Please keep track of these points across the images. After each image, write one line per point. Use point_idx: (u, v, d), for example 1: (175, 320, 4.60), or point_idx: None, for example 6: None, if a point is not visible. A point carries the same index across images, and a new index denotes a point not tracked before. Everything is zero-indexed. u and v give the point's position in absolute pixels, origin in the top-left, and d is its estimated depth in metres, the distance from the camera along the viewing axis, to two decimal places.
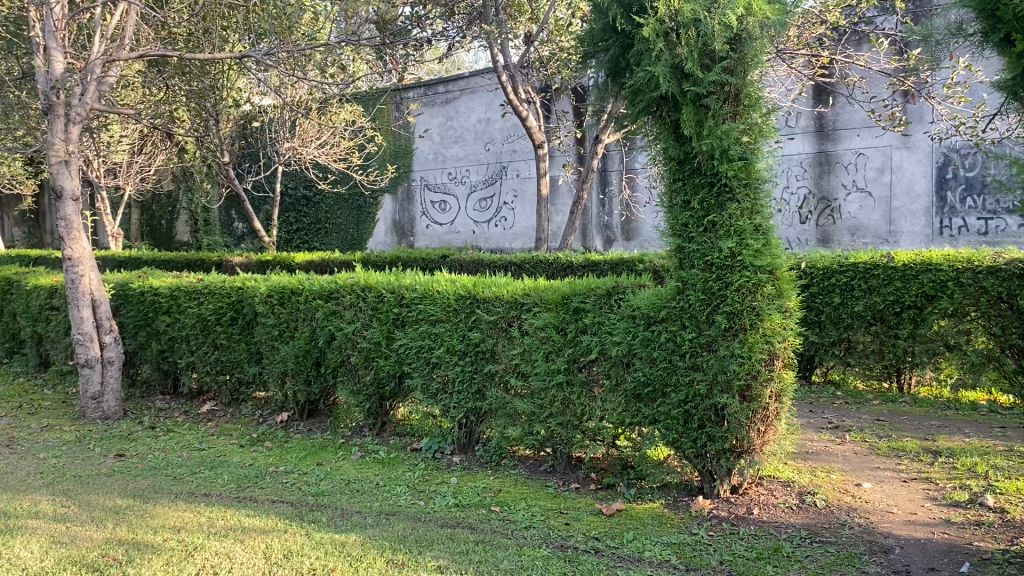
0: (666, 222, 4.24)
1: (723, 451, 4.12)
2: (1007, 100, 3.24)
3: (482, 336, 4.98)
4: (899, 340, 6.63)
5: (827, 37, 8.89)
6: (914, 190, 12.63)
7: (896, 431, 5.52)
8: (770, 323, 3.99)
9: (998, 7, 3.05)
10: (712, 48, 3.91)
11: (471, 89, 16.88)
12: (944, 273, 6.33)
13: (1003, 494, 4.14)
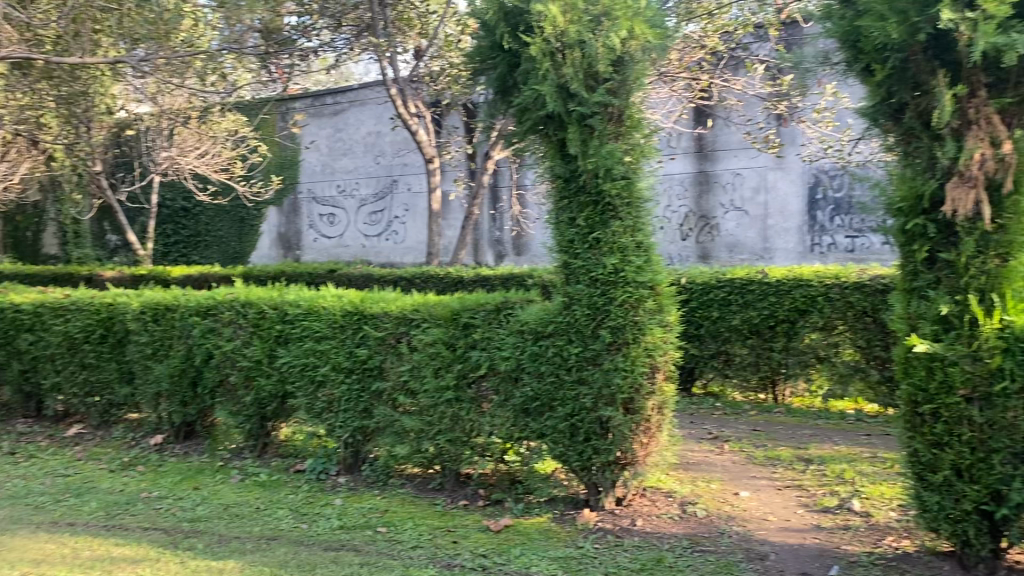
0: (552, 238, 4.29)
1: (608, 464, 4.19)
2: (869, 126, 3.45)
3: (369, 353, 4.89)
4: (773, 352, 6.90)
5: (707, 62, 9.23)
6: (787, 209, 13.27)
7: (771, 441, 5.75)
8: (652, 337, 4.10)
9: (859, 40, 3.25)
10: (596, 70, 3.98)
11: (360, 102, 16.52)
12: (814, 288, 6.69)
13: (869, 498, 4.36)
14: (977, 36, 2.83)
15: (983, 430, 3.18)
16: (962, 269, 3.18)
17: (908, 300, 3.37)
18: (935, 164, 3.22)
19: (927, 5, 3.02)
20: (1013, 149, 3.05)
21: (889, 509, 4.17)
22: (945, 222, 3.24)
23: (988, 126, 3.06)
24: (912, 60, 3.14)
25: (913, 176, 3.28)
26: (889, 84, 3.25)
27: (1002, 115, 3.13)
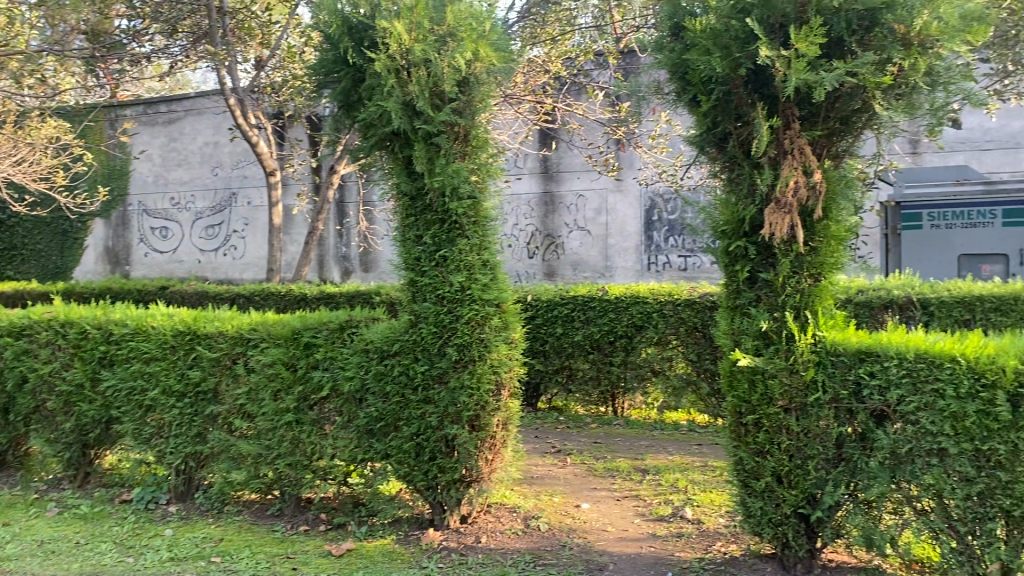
0: (398, 256, 4.27)
1: (452, 482, 4.18)
2: (698, 154, 3.64)
3: (203, 375, 4.67)
4: (614, 367, 7.14)
5: (550, 86, 9.41)
6: (626, 230, 13.94)
7: (611, 453, 5.94)
8: (497, 354, 4.14)
9: (688, 72, 3.43)
10: (442, 89, 3.98)
11: (197, 111, 15.80)
12: (650, 305, 6.96)
13: (700, 506, 4.58)
14: (791, 71, 3.05)
15: (799, 438, 3.44)
16: (780, 288, 3.44)
17: (732, 318, 3.58)
18: (756, 191, 3.44)
19: (748, 42, 3.23)
20: (822, 178, 3.31)
21: (718, 516, 4.40)
22: (764, 245, 3.47)
23: (801, 156, 3.29)
24: (735, 92, 3.35)
25: (736, 201, 3.49)
26: (715, 114, 3.44)
27: (814, 147, 3.38)
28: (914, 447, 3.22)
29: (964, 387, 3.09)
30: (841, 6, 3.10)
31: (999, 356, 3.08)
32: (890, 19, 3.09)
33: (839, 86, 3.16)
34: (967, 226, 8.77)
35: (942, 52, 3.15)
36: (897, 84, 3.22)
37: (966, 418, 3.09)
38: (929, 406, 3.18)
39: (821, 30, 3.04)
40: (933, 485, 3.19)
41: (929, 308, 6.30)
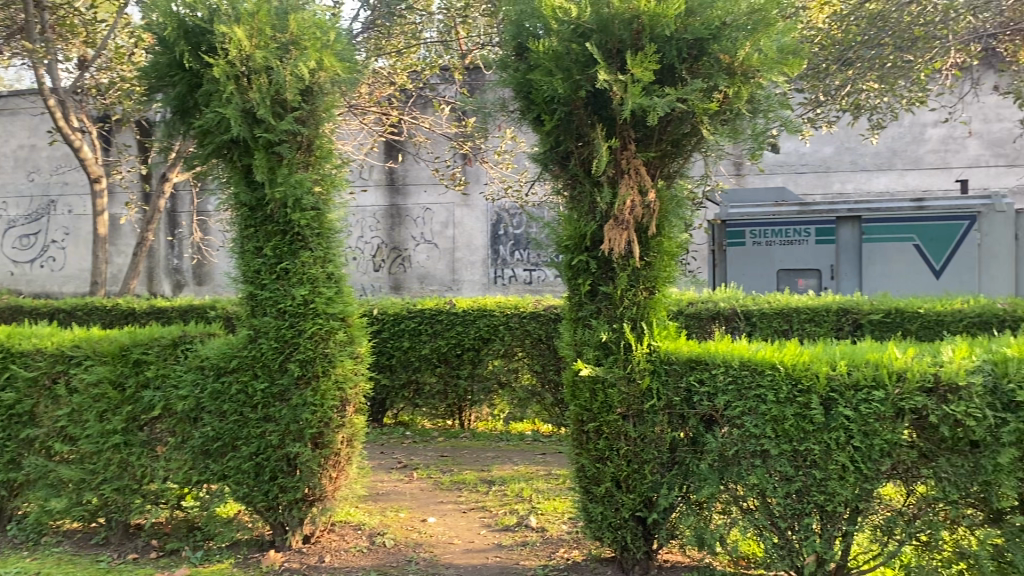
0: (237, 268, 4.11)
1: (295, 502, 4.07)
2: (541, 171, 3.74)
3: (18, 396, 4.32)
4: (460, 379, 7.18)
5: (396, 98, 9.42)
6: (473, 244, 14.20)
7: (457, 465, 5.96)
8: (341, 369, 4.07)
9: (531, 91, 3.51)
10: (284, 98, 3.88)
11: (10, 110, 14.61)
12: (496, 317, 7.03)
13: (544, 514, 4.68)
14: (627, 95, 3.19)
15: (636, 444, 3.61)
16: (618, 301, 3.59)
17: (575, 329, 3.70)
18: (595, 208, 3.57)
19: (587, 65, 3.34)
20: (656, 197, 3.49)
21: (561, 523, 4.51)
22: (604, 259, 3.61)
23: (636, 175, 3.44)
24: (576, 112, 3.46)
25: (578, 217, 3.60)
26: (557, 133, 3.54)
27: (648, 167, 3.56)
28: (740, 450, 3.43)
29: (783, 392, 3.33)
30: (673, 34, 3.28)
31: (812, 363, 3.34)
32: (716, 49, 3.30)
33: (671, 110, 3.34)
34: (784, 243, 9.45)
35: (762, 81, 3.42)
36: (723, 111, 3.44)
37: (785, 421, 3.33)
38: (753, 411, 3.40)
39: (654, 57, 3.21)
40: (757, 485, 3.41)
41: (752, 319, 6.73)
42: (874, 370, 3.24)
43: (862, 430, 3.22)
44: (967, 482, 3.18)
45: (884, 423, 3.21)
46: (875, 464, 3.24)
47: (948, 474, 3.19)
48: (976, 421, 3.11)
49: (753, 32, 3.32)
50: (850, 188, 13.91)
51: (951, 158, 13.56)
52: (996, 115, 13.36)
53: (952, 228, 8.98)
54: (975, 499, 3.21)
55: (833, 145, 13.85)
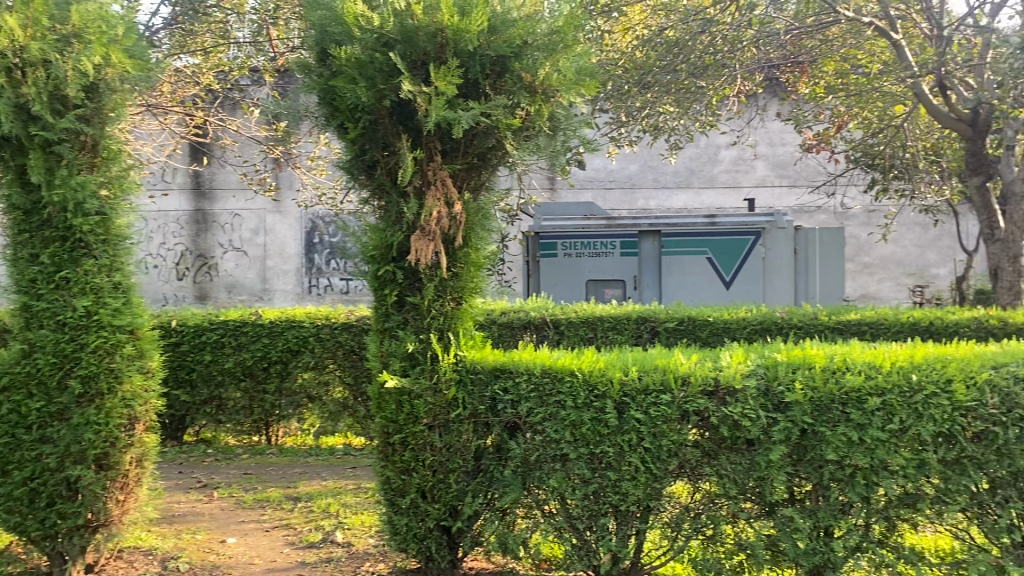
0: (9, 276, 3.77)
1: (75, 529, 3.78)
2: (347, 179, 3.68)
3: None
4: (267, 394, 6.94)
5: (201, 99, 8.99)
6: (285, 251, 14.86)
7: (261, 483, 5.75)
8: (129, 385, 3.83)
9: (334, 99, 3.44)
10: (64, 93, 3.60)
11: None
12: (305, 329, 6.85)
13: (351, 528, 4.60)
14: (431, 107, 3.20)
15: (442, 453, 3.63)
16: (424, 311, 3.59)
17: (381, 340, 3.65)
18: (402, 218, 3.56)
19: (391, 75, 3.33)
20: (462, 209, 3.52)
21: (368, 536, 4.46)
22: (410, 269, 3.60)
23: (443, 187, 3.44)
24: (381, 122, 3.42)
25: (384, 227, 3.57)
26: (362, 142, 3.49)
27: (455, 179, 3.58)
28: (541, 455, 3.55)
29: (581, 398, 3.46)
30: (476, 50, 3.33)
31: (607, 369, 3.51)
32: (518, 67, 3.41)
33: (475, 124, 3.39)
34: (592, 255, 9.85)
35: (562, 100, 3.57)
36: (526, 127, 3.55)
37: (582, 426, 3.47)
38: (552, 417, 3.51)
39: (458, 71, 3.25)
40: (557, 488, 3.54)
41: (560, 328, 6.97)
42: (662, 375, 3.44)
43: (652, 431, 3.42)
44: (744, 477, 3.45)
45: (670, 425, 3.41)
46: (664, 464, 3.45)
47: (727, 471, 3.45)
48: (750, 421, 3.37)
49: (553, 53, 3.47)
50: (653, 205, 14.74)
51: (741, 178, 14.69)
52: (780, 139, 14.65)
53: (740, 243, 9.72)
54: (752, 493, 3.48)
55: (638, 164, 14.63)
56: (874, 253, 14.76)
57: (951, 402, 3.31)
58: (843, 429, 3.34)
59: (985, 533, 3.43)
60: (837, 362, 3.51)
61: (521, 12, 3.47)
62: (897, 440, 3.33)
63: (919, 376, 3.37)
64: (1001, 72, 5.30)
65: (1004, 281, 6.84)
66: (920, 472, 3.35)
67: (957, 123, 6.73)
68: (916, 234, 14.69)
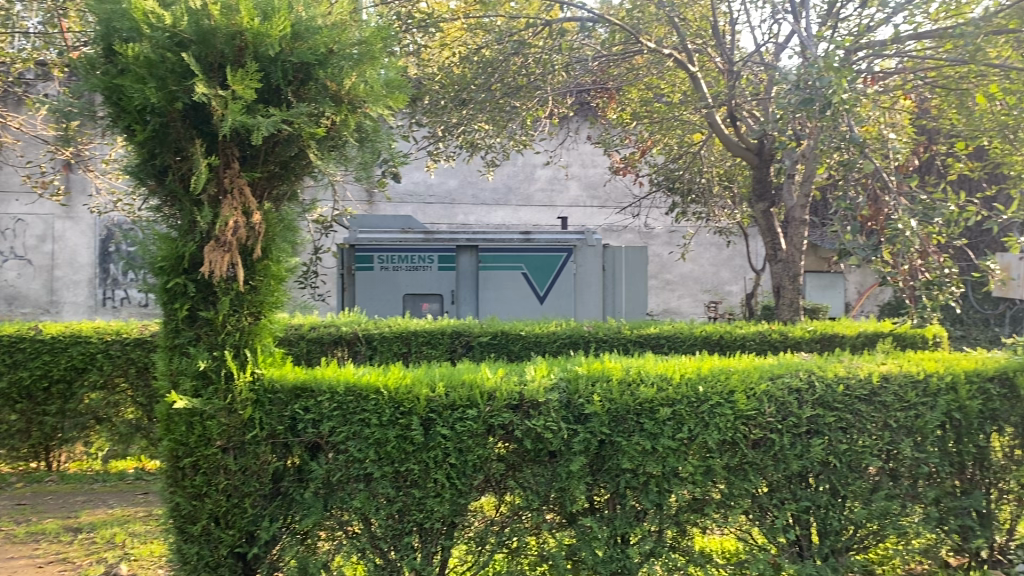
0: None
1: None
2: (134, 185, 3.42)
3: None
4: (47, 417, 6.34)
5: None
6: (76, 260, 13.83)
7: (36, 514, 5.24)
8: None
9: (119, 98, 3.19)
10: None
11: None
12: (93, 345, 6.34)
13: (137, 560, 4.29)
14: (227, 112, 3.04)
15: (237, 477, 3.44)
16: (219, 327, 3.40)
17: (170, 358, 3.40)
18: (195, 228, 3.35)
19: (184, 77, 3.14)
20: (261, 219, 3.36)
21: (156, 568, 4.17)
22: (204, 282, 3.39)
23: (240, 196, 3.27)
24: (172, 125, 3.21)
25: (175, 237, 3.34)
26: (151, 145, 3.26)
27: (254, 188, 3.43)
28: (344, 475, 3.46)
29: (385, 415, 3.40)
30: (278, 55, 3.22)
31: (413, 386, 3.46)
32: (322, 76, 3.32)
33: (275, 132, 3.25)
34: (410, 269, 9.75)
35: (369, 112, 3.52)
36: (330, 137, 3.47)
37: (387, 444, 3.41)
38: (355, 435, 3.43)
39: (257, 76, 3.12)
40: (360, 508, 3.46)
41: (373, 343, 6.87)
42: (468, 391, 3.45)
43: (457, 447, 3.42)
44: (545, 489, 3.53)
45: (475, 440, 3.43)
46: (468, 479, 3.47)
47: (530, 483, 3.51)
48: (552, 434, 3.44)
49: (359, 63, 3.42)
50: (472, 220, 14.91)
51: (556, 197, 15.20)
52: (592, 161, 15.27)
53: (553, 259, 10.00)
54: (553, 505, 3.56)
55: (457, 179, 14.74)
56: (675, 271, 15.65)
57: (735, 411, 3.54)
58: (637, 439, 3.48)
59: (764, 534, 3.70)
60: (633, 375, 3.66)
61: (325, 20, 3.39)
62: (686, 448, 3.53)
63: (706, 387, 3.58)
64: (782, 107, 5.75)
65: (785, 298, 7.45)
66: (706, 478, 3.57)
67: (746, 151, 7.33)
68: (711, 253, 15.74)
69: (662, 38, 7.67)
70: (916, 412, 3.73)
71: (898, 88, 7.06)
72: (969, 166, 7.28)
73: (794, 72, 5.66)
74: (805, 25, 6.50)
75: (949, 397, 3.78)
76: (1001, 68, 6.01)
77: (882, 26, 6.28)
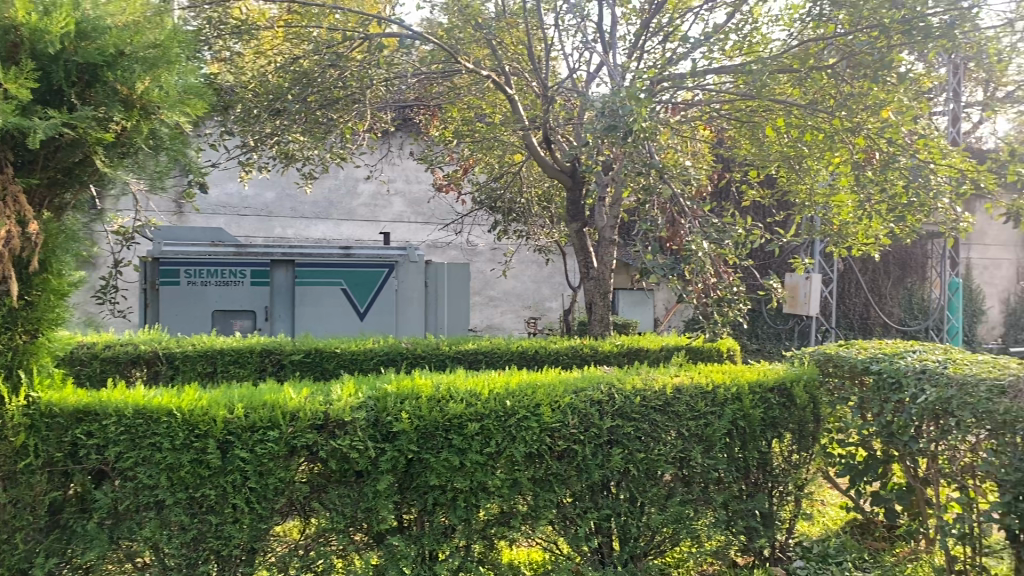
0: None
1: None
2: None
3: None
4: None
5: None
6: None
7: None
8: None
9: None
10: None
11: None
12: None
13: None
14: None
15: (6, 510, 3.16)
16: None
17: None
18: None
19: None
20: (39, 229, 3.10)
21: None
22: None
23: (15, 204, 3.00)
24: None
25: None
26: None
27: (31, 194, 3.18)
28: (132, 503, 3.26)
29: (179, 439, 3.22)
30: (59, 54, 3.01)
31: (211, 407, 3.30)
32: (111, 78, 3.13)
33: (57, 135, 3.02)
34: (220, 283, 9.32)
35: (165, 119, 3.32)
36: (121, 143, 3.28)
37: (180, 469, 3.24)
38: (145, 461, 3.23)
39: (33, 74, 2.88)
40: (150, 538, 3.26)
41: (174, 362, 6.57)
42: (270, 411, 3.32)
43: (257, 470, 3.30)
44: (352, 510, 3.46)
45: (277, 462, 3.32)
46: (270, 503, 3.35)
47: (335, 505, 3.43)
48: (358, 453, 3.38)
49: (153, 68, 3.24)
50: (290, 234, 14.48)
51: (379, 212, 15.10)
52: (415, 177, 15.34)
53: (374, 275, 9.89)
54: (359, 526, 3.51)
55: (275, 191, 14.28)
56: (497, 288, 15.91)
57: (539, 424, 3.62)
58: (445, 455, 3.49)
59: (569, 543, 3.80)
60: (442, 392, 3.65)
61: (116, 20, 3.20)
62: (493, 462, 3.58)
63: (512, 402, 3.64)
64: (592, 131, 6.01)
65: (596, 314, 7.74)
66: (513, 491, 3.64)
67: (560, 173, 7.60)
68: (532, 270, 16.14)
69: (479, 59, 7.79)
70: (706, 421, 3.98)
71: (698, 118, 7.54)
72: (761, 193, 7.88)
73: (600, 98, 5.91)
74: (613, 55, 6.83)
75: (735, 407, 4.06)
76: (784, 104, 6.58)
77: (683, 59, 6.70)
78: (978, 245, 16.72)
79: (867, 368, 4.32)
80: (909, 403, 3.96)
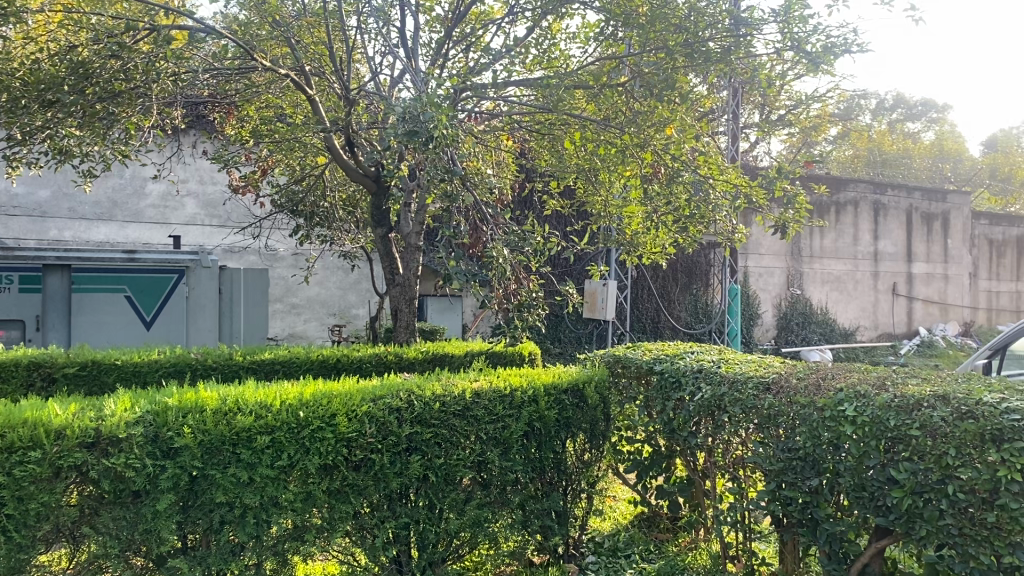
0: None
1: None
2: None
3: None
4: None
5: None
6: None
7: None
8: None
9: None
10: None
11: None
12: None
13: None
14: None
15: None
16: None
17: None
18: None
19: None
20: None
21: None
22: None
23: None
24: None
25: None
26: None
27: None
28: None
29: None
30: None
31: None
32: None
33: None
34: None
35: None
36: None
37: None
38: None
39: None
40: None
41: None
42: (31, 430, 3.02)
43: (16, 495, 2.99)
44: (128, 533, 3.22)
45: (39, 486, 3.03)
46: (31, 530, 3.05)
47: (108, 528, 3.18)
48: (134, 471, 3.16)
49: None
50: (67, 236, 13.44)
51: (170, 215, 14.24)
52: (211, 178, 14.60)
53: (163, 281, 9.29)
54: (137, 550, 3.27)
55: (49, 190, 13.23)
56: (301, 294, 15.46)
57: (334, 435, 3.54)
58: (233, 470, 3.34)
59: (366, 554, 3.72)
60: (230, 404, 3.48)
61: None
62: (286, 476, 3.46)
63: (306, 412, 3.53)
64: (394, 135, 5.94)
65: (402, 321, 7.69)
66: (307, 504, 3.52)
67: (364, 177, 7.45)
68: (338, 277, 15.81)
69: (277, 57, 7.52)
70: (504, 424, 4.06)
71: (500, 128, 7.68)
72: (561, 203, 8.15)
73: (402, 103, 5.86)
74: (416, 62, 6.81)
75: (531, 409, 4.18)
76: (579, 118, 6.86)
77: (484, 70, 6.81)
78: (754, 254, 18.26)
79: (651, 369, 4.58)
80: (688, 401, 4.23)
